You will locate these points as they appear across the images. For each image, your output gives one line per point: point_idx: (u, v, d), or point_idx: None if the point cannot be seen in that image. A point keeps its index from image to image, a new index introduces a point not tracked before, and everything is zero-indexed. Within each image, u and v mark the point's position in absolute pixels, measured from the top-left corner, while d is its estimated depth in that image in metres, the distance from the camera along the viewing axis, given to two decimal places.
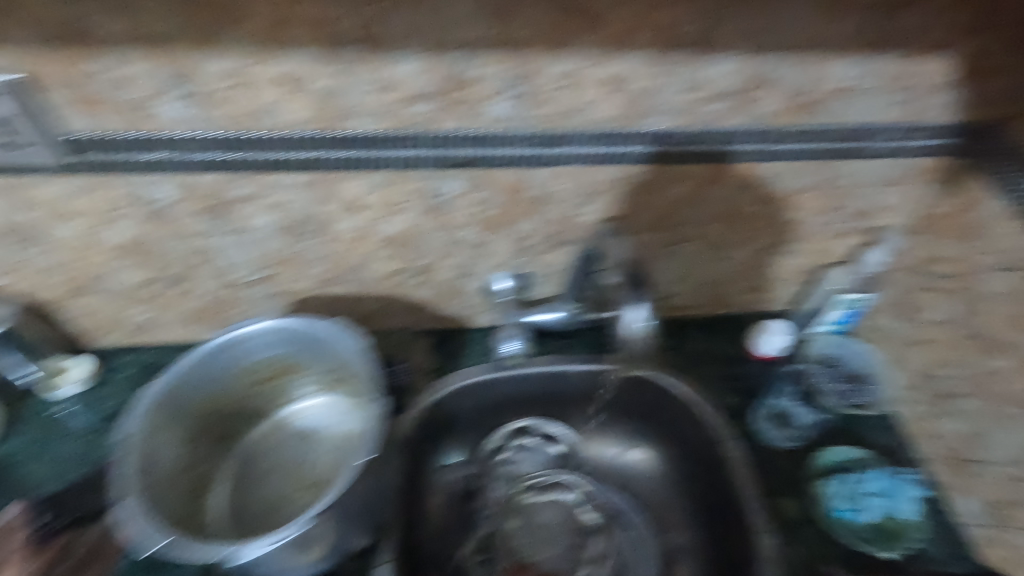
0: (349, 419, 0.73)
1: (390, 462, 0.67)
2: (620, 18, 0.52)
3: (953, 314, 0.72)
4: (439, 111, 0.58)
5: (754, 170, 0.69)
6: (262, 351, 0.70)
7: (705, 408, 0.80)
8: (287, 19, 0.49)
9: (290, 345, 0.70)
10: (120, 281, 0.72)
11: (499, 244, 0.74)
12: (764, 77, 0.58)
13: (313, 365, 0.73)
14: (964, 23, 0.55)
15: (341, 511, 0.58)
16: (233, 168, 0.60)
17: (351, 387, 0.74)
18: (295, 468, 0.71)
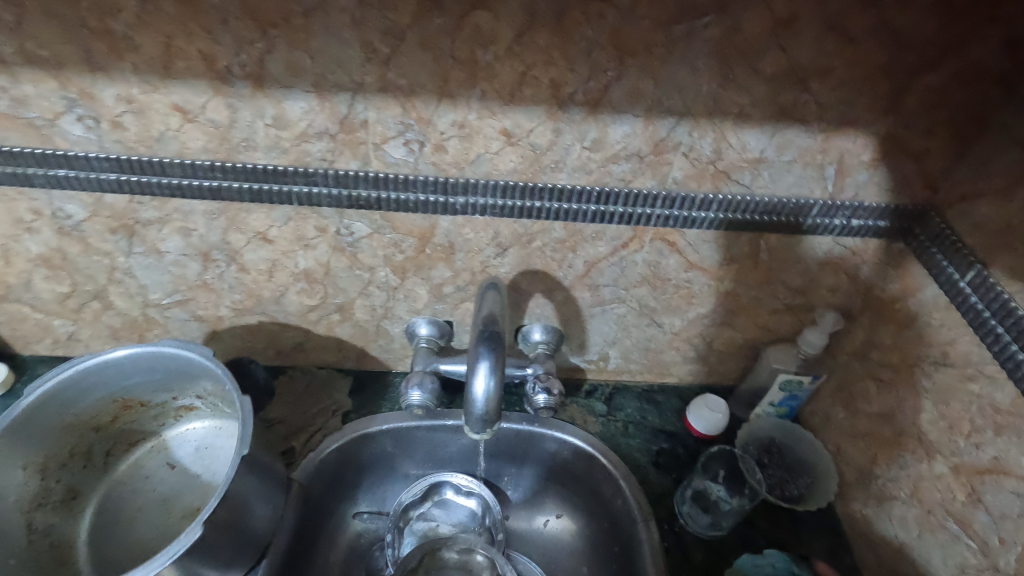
0: (206, 443, 0.75)
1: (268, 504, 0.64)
2: (512, 72, 0.51)
3: (892, 408, 0.66)
4: (337, 151, 0.58)
5: (676, 236, 0.66)
6: (99, 391, 0.68)
7: (625, 482, 0.75)
8: (176, 52, 0.50)
9: (134, 379, 0.70)
10: (37, 293, 0.73)
11: (415, 289, 0.73)
12: (668, 141, 0.57)
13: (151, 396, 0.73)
14: (872, 102, 0.54)
15: (195, 545, 0.56)
16: (133, 191, 0.60)
17: (202, 411, 0.76)
18: (154, 506, 0.70)
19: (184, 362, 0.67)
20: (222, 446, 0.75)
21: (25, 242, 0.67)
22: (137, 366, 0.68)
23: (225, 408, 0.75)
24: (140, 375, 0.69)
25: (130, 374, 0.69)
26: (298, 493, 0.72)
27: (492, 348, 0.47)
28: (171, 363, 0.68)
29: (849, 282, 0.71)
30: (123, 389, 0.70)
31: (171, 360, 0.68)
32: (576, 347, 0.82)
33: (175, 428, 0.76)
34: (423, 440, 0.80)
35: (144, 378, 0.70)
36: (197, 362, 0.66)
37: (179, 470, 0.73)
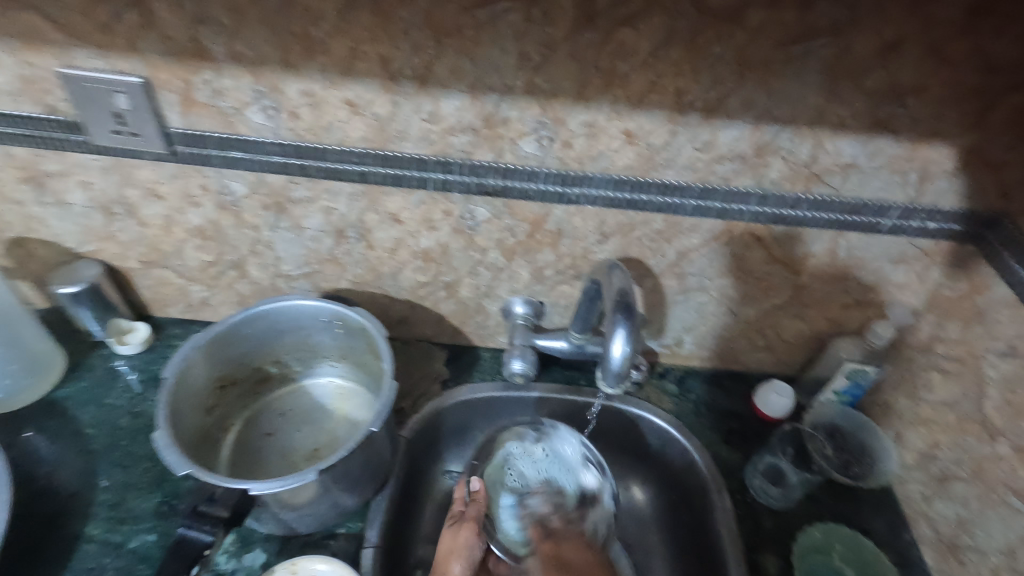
0: (294, 403, 0.84)
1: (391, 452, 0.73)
2: (643, 81, 0.59)
3: (957, 397, 0.72)
4: (476, 144, 0.66)
5: (764, 231, 0.73)
6: (207, 371, 0.74)
7: (699, 454, 0.83)
8: (360, 56, 0.59)
9: (230, 355, 0.77)
10: (185, 259, 0.82)
11: (519, 271, 0.81)
12: (771, 145, 0.64)
13: (238, 373, 0.80)
14: (958, 118, 0.61)
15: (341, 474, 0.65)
16: (293, 172, 0.70)
17: (274, 381, 0.85)
18: (285, 461, 0.76)
19: (279, 321, 0.77)
20: (311, 398, 0.84)
21: (187, 214, 0.76)
22: (238, 339, 0.76)
23: (302, 366, 0.84)
24: (237, 347, 0.77)
25: (229, 349, 0.76)
26: (406, 447, 0.80)
27: (626, 317, 0.55)
28: (266, 328, 0.78)
29: (919, 281, 0.77)
30: (221, 367, 0.76)
31: (267, 324, 0.77)
32: (654, 332, 0.89)
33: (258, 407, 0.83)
34: (510, 410, 0.89)
35: (240, 349, 0.77)
36: (294, 315, 0.77)
37: (285, 430, 0.81)
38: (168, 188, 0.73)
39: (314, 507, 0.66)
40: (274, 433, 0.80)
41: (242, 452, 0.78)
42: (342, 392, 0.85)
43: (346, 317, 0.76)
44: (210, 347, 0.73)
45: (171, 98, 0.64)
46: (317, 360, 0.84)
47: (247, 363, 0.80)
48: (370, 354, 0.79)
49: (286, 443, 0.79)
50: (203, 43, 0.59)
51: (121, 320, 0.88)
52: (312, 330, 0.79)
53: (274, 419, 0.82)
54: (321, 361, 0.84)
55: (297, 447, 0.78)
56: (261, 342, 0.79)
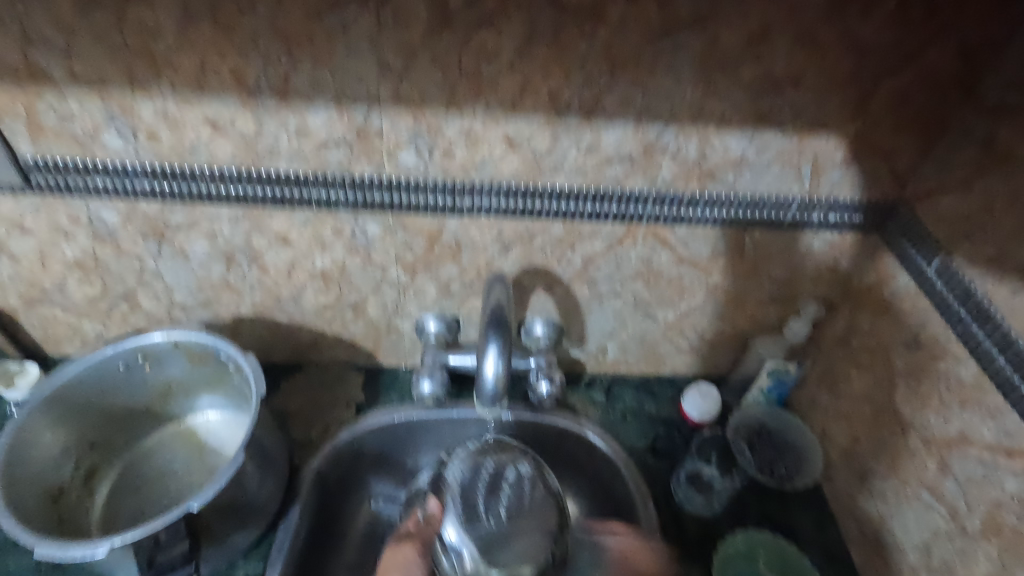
0: (143, 469, 0.76)
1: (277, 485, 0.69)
2: (513, 83, 0.57)
3: (871, 390, 0.71)
4: (354, 157, 0.63)
5: (667, 232, 0.71)
6: (25, 487, 0.64)
7: (625, 466, 0.80)
8: (211, 71, 0.55)
9: (39, 461, 0.66)
10: (70, 295, 0.78)
11: (424, 287, 0.77)
12: (655, 145, 0.62)
13: (57, 475, 0.69)
14: (840, 108, 0.60)
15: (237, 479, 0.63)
16: (165, 198, 0.66)
17: (101, 469, 0.74)
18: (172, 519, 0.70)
19: (72, 396, 0.69)
20: (159, 455, 0.77)
21: (61, 247, 0.71)
22: (38, 439, 0.66)
23: (122, 435, 0.77)
24: (44, 448, 0.67)
25: (35, 458, 0.66)
26: (314, 479, 0.76)
27: (499, 332, 0.53)
28: (59, 414, 0.69)
29: (829, 273, 0.75)
30: (37, 478, 0.66)
31: (61, 407, 0.68)
32: (575, 340, 0.86)
33: (110, 499, 0.72)
34: (432, 430, 0.85)
35: (47, 446, 0.68)
36: (86, 380, 0.70)
37: (149, 498, 0.73)
38: (35, 221, 0.68)
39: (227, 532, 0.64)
40: (143, 511, 0.72)
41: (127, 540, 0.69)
42: (183, 432, 0.79)
43: (147, 347, 0.71)
44: (13, 457, 0.62)
45: (16, 126, 0.59)
46: (135, 419, 0.77)
47: (60, 462, 0.69)
48: (189, 371, 0.76)
49: (158, 512, 0.71)
50: (40, 66, 0.55)
51: (7, 363, 0.82)
52: (110, 386, 0.73)
53: (132, 497, 0.73)
54: (138, 417, 0.78)
55: (174, 500, 0.72)
56: (58, 433, 0.69)
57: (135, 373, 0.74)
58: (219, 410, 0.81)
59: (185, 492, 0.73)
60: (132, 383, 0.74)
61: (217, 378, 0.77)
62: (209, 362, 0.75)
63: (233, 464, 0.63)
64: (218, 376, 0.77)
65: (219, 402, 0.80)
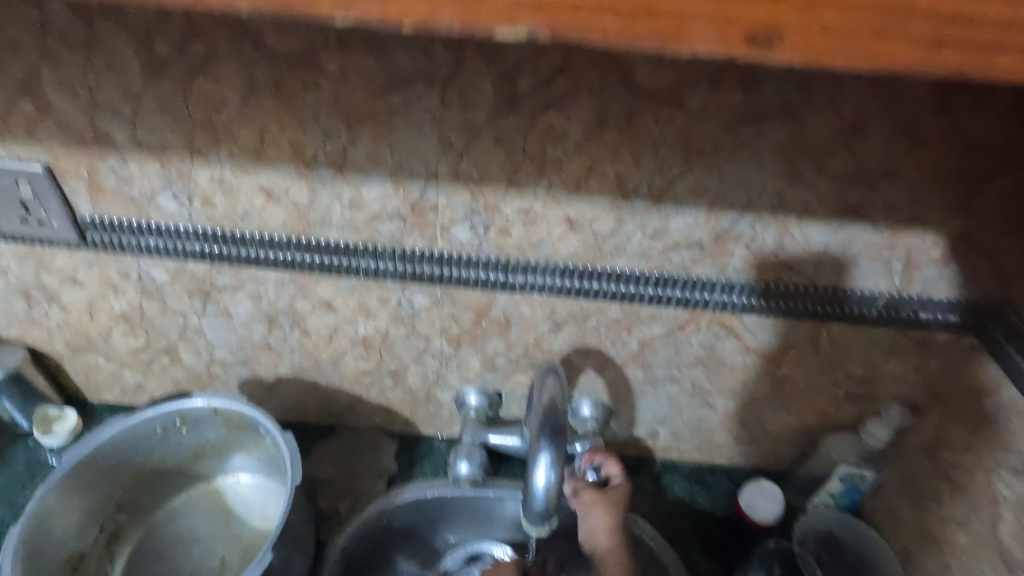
0: (167, 533, 0.73)
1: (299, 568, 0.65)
2: (579, 165, 0.54)
3: (967, 515, 0.62)
4: (406, 230, 0.60)
5: (733, 320, 0.65)
6: (44, 557, 0.61)
7: (674, 571, 0.72)
8: (269, 142, 0.54)
9: (63, 527, 0.64)
10: (114, 345, 0.77)
11: (468, 360, 0.73)
12: (728, 232, 0.57)
13: (80, 540, 0.67)
14: (941, 204, 0.54)
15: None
16: (214, 260, 0.64)
17: (125, 531, 0.72)
18: None
19: (105, 459, 0.67)
20: (183, 517, 0.74)
21: (110, 300, 0.71)
22: (65, 504, 0.64)
23: (152, 495, 0.74)
24: (69, 513, 0.65)
25: (60, 526, 0.64)
26: (341, 557, 0.72)
27: (552, 440, 0.48)
28: (90, 478, 0.66)
29: (916, 373, 0.68)
30: (58, 546, 0.64)
31: (94, 470, 0.66)
32: (624, 423, 0.80)
33: (131, 565, 0.70)
34: (465, 507, 0.80)
35: (73, 510, 0.65)
36: (121, 443, 0.67)
37: (170, 568, 0.69)
38: (86, 275, 0.68)
39: None
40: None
41: None
42: (211, 493, 0.76)
43: (185, 412, 0.69)
44: (37, 527, 0.60)
45: (77, 186, 0.60)
46: (166, 479, 0.74)
47: (84, 527, 0.67)
48: (226, 436, 0.73)
49: None
50: (105, 131, 0.55)
51: (46, 409, 0.80)
52: (145, 448, 0.70)
53: (152, 566, 0.70)
54: (169, 477, 0.74)
55: (194, 574, 0.68)
56: (87, 496, 0.67)
57: (170, 435, 0.71)
58: (251, 474, 0.77)
59: (206, 566, 0.69)
60: (167, 445, 0.71)
61: (252, 445, 0.73)
62: (246, 429, 0.71)
63: (259, 563, 0.59)
64: (253, 443, 0.73)
65: (252, 467, 0.76)
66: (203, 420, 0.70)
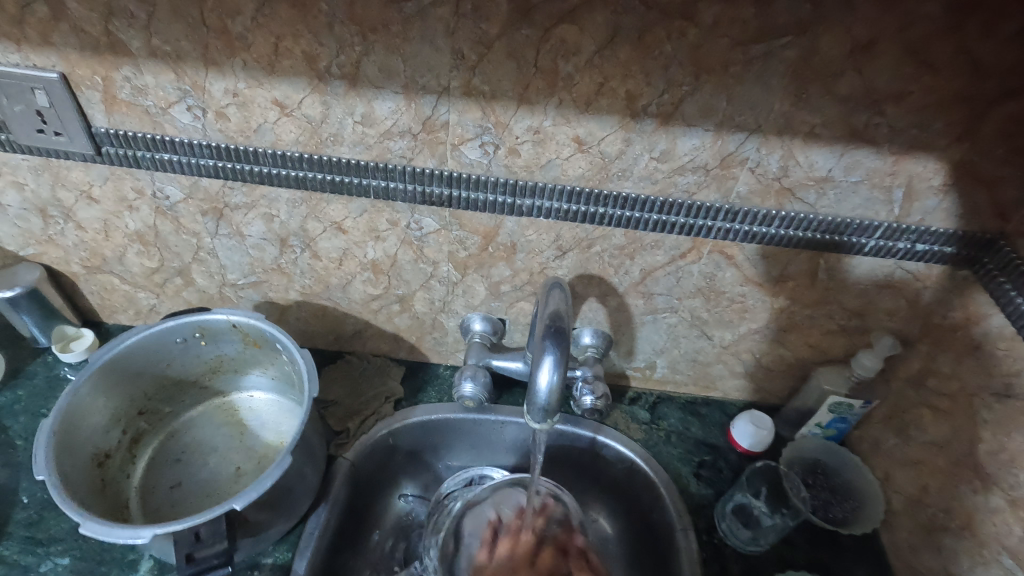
0: (186, 440, 0.76)
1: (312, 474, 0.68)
2: (589, 83, 0.54)
3: (948, 438, 0.65)
4: (417, 149, 0.61)
5: (734, 249, 0.67)
6: (75, 451, 0.64)
7: (665, 489, 0.76)
8: (284, 53, 0.55)
9: (90, 425, 0.67)
10: (128, 266, 0.79)
11: (474, 286, 0.75)
12: (734, 156, 0.58)
13: (105, 440, 0.69)
14: (945, 129, 0.54)
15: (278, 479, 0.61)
16: (227, 176, 0.66)
17: (146, 436, 0.75)
18: (211, 495, 0.70)
19: (129, 365, 0.70)
20: (201, 428, 0.77)
21: (124, 218, 0.73)
22: (92, 403, 0.66)
23: (170, 405, 0.77)
24: (97, 413, 0.67)
25: (87, 423, 0.66)
26: (349, 471, 0.76)
27: (556, 343, 0.50)
28: (114, 380, 0.69)
29: (909, 306, 0.70)
30: (88, 443, 0.66)
31: (118, 374, 0.69)
32: (623, 354, 0.83)
33: (153, 468, 0.73)
34: (469, 430, 0.83)
35: (100, 410, 0.68)
36: (144, 350, 0.70)
37: (190, 471, 0.73)
38: (102, 191, 0.70)
39: (262, 516, 0.63)
40: (183, 483, 0.72)
41: (166, 510, 0.69)
42: (226, 408, 0.79)
43: (206, 324, 0.71)
44: (67, 421, 0.62)
45: (92, 97, 0.60)
46: (183, 389, 0.77)
47: (109, 427, 0.70)
48: (242, 351, 0.76)
49: (197, 486, 0.72)
50: (121, 37, 0.55)
51: (64, 327, 0.85)
52: (166, 357, 0.73)
53: (174, 469, 0.73)
54: (187, 388, 0.78)
55: (214, 477, 0.72)
56: (112, 398, 0.69)
57: (191, 346, 0.73)
58: (265, 391, 0.80)
59: (225, 471, 0.73)
60: (186, 356, 0.74)
61: (267, 361, 0.76)
62: (262, 345, 0.74)
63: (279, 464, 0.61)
64: (269, 359, 0.76)
65: (266, 384, 0.80)
66: (223, 333, 0.72)
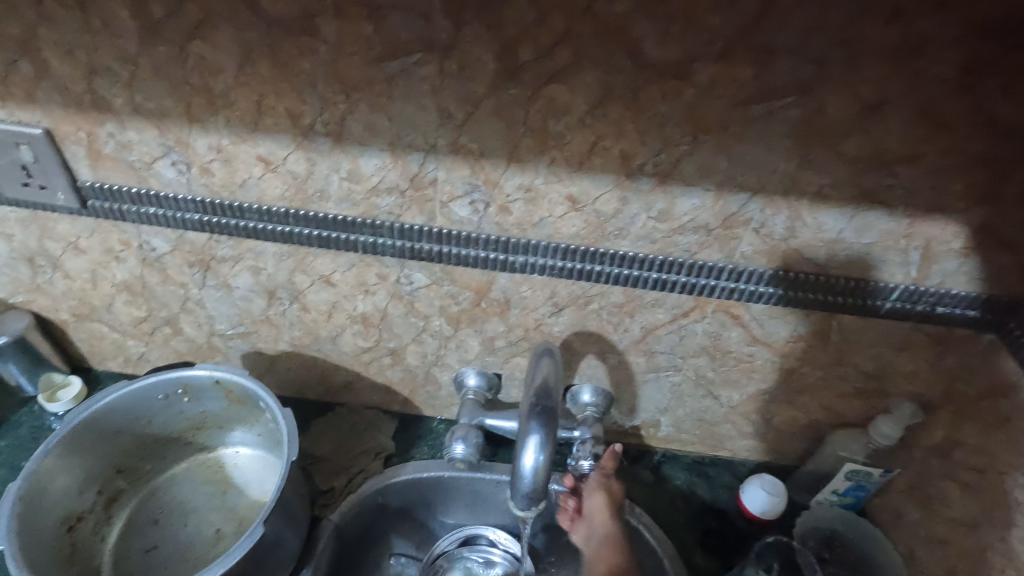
0: (165, 500, 0.73)
1: (288, 541, 0.65)
2: (582, 142, 0.52)
3: (976, 518, 0.59)
4: (405, 204, 0.59)
5: (740, 309, 0.63)
6: (42, 516, 0.61)
7: (670, 561, 0.71)
8: (266, 110, 0.53)
9: (62, 488, 0.65)
10: (117, 315, 0.77)
11: (467, 340, 0.72)
12: (736, 216, 0.55)
13: (78, 502, 0.67)
14: (964, 191, 0.51)
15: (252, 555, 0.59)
16: (213, 230, 0.64)
17: (125, 495, 0.72)
18: (185, 561, 0.67)
19: (107, 423, 0.67)
20: (181, 486, 0.74)
21: (111, 269, 0.71)
22: (64, 465, 0.64)
23: (152, 462, 0.75)
24: (70, 475, 0.65)
25: (57, 486, 0.64)
26: (334, 534, 0.71)
27: (543, 422, 0.47)
28: (90, 440, 0.67)
29: (930, 369, 0.65)
30: (58, 507, 0.64)
31: (93, 434, 0.67)
32: (625, 411, 0.79)
33: (128, 530, 0.70)
34: (462, 489, 0.79)
35: (74, 470, 0.66)
36: (123, 408, 0.68)
37: (166, 535, 0.70)
38: (89, 243, 0.68)
39: None
40: (157, 548, 0.69)
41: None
42: (210, 464, 0.77)
43: (188, 381, 0.69)
44: (35, 486, 0.60)
45: (77, 151, 0.59)
46: (166, 446, 0.75)
47: (83, 487, 0.68)
48: (227, 408, 0.73)
49: (171, 552, 0.68)
50: (105, 95, 0.54)
51: (53, 374, 0.83)
52: (147, 414, 0.70)
53: (149, 531, 0.70)
54: (170, 444, 0.75)
55: (191, 541, 0.69)
56: (87, 458, 0.67)
57: (174, 403, 0.71)
58: (251, 447, 0.77)
59: (201, 534, 0.70)
60: (168, 413, 0.72)
61: (253, 418, 0.74)
62: (247, 402, 0.72)
63: (251, 536, 0.59)
64: (254, 416, 0.73)
65: (252, 440, 0.77)
66: (206, 390, 0.70)
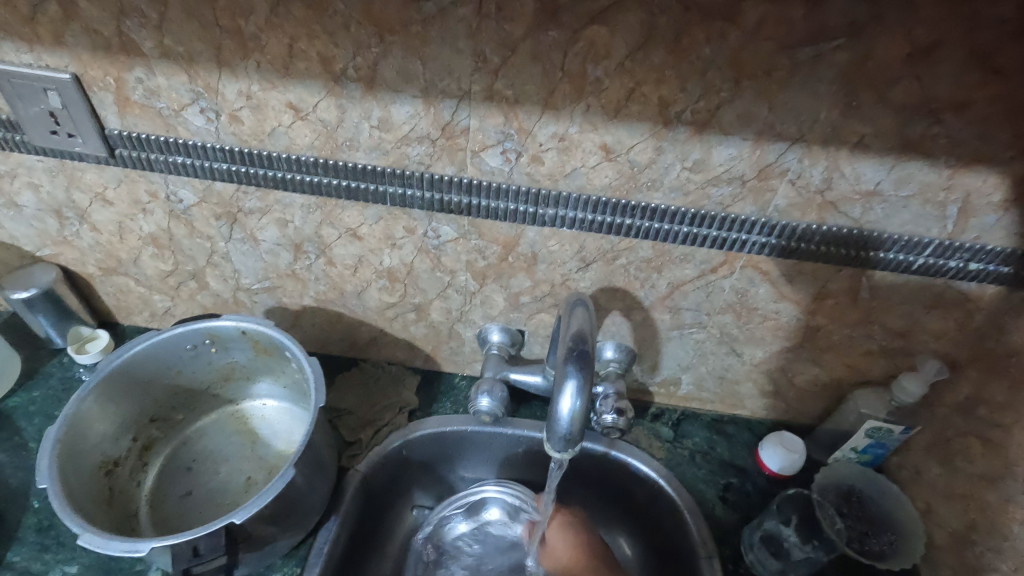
0: (197, 449, 0.75)
1: (319, 487, 0.66)
2: (620, 88, 0.51)
3: (1000, 473, 0.60)
4: (436, 154, 0.58)
5: (769, 264, 0.63)
6: (82, 458, 0.63)
7: (690, 514, 0.72)
8: (297, 54, 0.52)
9: (99, 432, 0.66)
10: (143, 269, 0.78)
11: (492, 296, 0.72)
12: (773, 166, 0.55)
13: (115, 447, 0.69)
14: (1010, 141, 0.50)
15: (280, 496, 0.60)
16: (240, 181, 0.64)
17: (158, 443, 0.74)
18: (218, 505, 0.69)
19: (140, 371, 0.69)
20: (212, 436, 0.76)
21: (138, 221, 0.71)
22: (100, 410, 0.66)
23: (183, 412, 0.76)
24: (106, 420, 0.67)
25: (95, 430, 0.65)
26: (360, 484, 0.73)
27: (578, 367, 0.48)
28: (124, 387, 0.68)
29: (959, 327, 0.65)
30: (96, 450, 0.66)
31: (127, 381, 0.68)
32: (647, 369, 0.79)
33: (162, 475, 0.72)
34: (483, 444, 0.80)
35: (110, 417, 0.68)
36: (155, 358, 0.69)
37: (199, 481, 0.72)
38: (117, 194, 0.68)
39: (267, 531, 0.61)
40: (191, 493, 0.71)
41: (172, 520, 0.68)
42: (238, 415, 0.78)
43: (216, 330, 0.70)
44: (73, 428, 0.62)
45: (106, 98, 0.59)
46: (196, 396, 0.76)
47: (119, 433, 0.69)
48: (254, 359, 0.74)
49: (204, 496, 0.70)
50: (134, 38, 0.54)
51: (80, 328, 0.83)
52: (178, 363, 0.72)
53: (183, 477, 0.72)
54: (200, 395, 0.77)
55: (223, 487, 0.71)
56: (121, 405, 0.69)
57: (203, 353, 0.72)
58: (277, 399, 0.79)
59: (232, 480, 0.71)
60: (198, 363, 0.73)
61: (279, 369, 0.75)
62: (273, 353, 0.72)
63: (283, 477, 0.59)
64: (280, 367, 0.74)
65: (279, 392, 0.78)
66: (234, 340, 0.71)
